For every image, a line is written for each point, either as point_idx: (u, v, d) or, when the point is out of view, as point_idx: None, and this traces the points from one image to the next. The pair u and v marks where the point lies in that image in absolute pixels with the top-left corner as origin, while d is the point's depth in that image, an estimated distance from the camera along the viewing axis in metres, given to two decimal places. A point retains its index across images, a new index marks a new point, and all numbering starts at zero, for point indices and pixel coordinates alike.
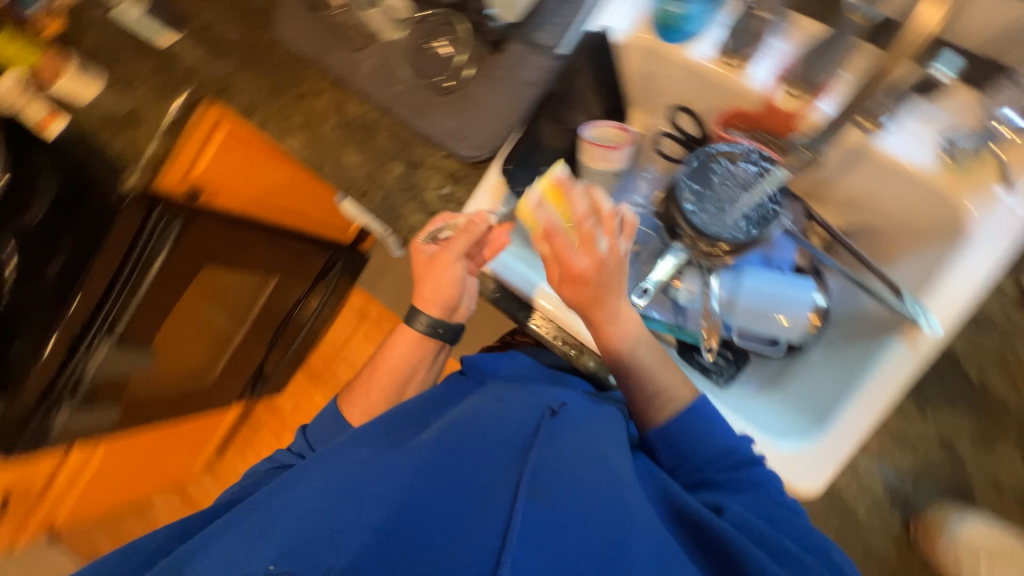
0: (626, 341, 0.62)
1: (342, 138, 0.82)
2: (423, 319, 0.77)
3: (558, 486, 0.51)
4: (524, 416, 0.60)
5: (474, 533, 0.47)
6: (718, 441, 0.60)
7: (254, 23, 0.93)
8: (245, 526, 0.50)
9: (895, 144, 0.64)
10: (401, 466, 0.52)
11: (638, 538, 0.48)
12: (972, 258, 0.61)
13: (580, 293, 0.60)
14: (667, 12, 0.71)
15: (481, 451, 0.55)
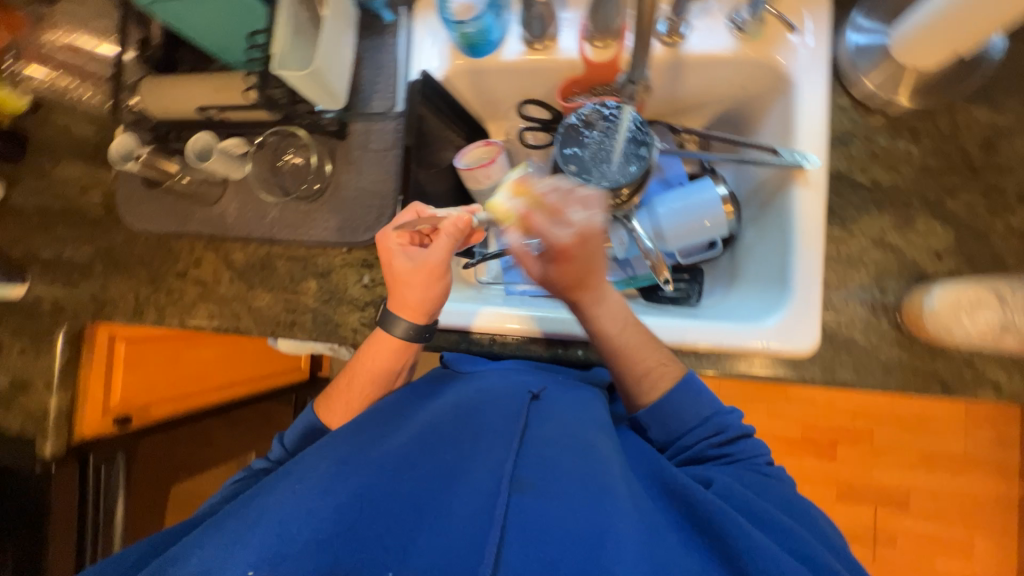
0: (613, 325, 0.63)
1: (245, 287, 0.82)
2: (402, 325, 0.64)
3: (542, 476, 0.50)
4: (509, 400, 0.58)
5: (456, 519, 0.47)
6: (705, 415, 0.61)
7: (100, 231, 0.88)
8: (213, 533, 0.46)
9: (698, 43, 0.70)
10: (382, 463, 0.50)
11: (625, 517, 0.46)
12: (808, 95, 0.67)
13: (567, 268, 0.60)
14: (461, 35, 0.72)
15: (465, 441, 0.54)
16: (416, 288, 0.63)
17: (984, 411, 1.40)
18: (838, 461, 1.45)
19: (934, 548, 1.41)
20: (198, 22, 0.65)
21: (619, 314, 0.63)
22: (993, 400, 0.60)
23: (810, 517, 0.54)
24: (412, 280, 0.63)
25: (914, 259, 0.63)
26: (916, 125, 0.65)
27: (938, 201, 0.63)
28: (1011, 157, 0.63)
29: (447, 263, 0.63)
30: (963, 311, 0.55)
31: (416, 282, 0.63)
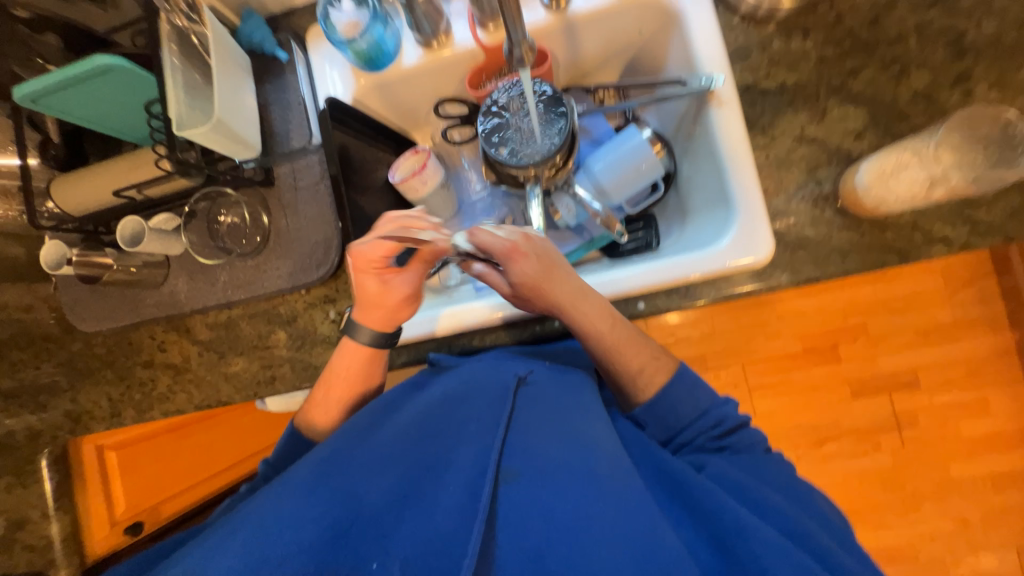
0: (602, 323, 0.62)
1: (216, 356, 0.81)
2: (369, 334, 0.67)
3: (529, 463, 0.50)
4: (496, 386, 0.57)
5: (440, 508, 0.46)
6: (704, 407, 0.61)
7: (57, 345, 0.86)
8: (200, 547, 0.44)
9: (584, 3, 0.72)
10: (369, 459, 0.50)
11: (609, 501, 0.48)
12: (699, 22, 0.68)
13: (521, 263, 0.63)
14: (356, 53, 0.72)
15: (452, 430, 0.53)
16: (382, 311, 0.66)
17: (962, 275, 1.45)
18: (843, 362, 1.49)
19: (954, 416, 1.46)
20: (90, 109, 0.64)
21: (604, 313, 0.63)
22: (947, 254, 0.63)
23: (790, 489, 0.56)
24: (383, 305, 0.66)
25: (838, 145, 0.65)
26: (803, 22, 0.68)
27: (843, 86, 0.66)
28: (897, 26, 0.65)
29: (417, 291, 0.68)
30: (887, 176, 0.56)
31: (383, 307, 0.66)
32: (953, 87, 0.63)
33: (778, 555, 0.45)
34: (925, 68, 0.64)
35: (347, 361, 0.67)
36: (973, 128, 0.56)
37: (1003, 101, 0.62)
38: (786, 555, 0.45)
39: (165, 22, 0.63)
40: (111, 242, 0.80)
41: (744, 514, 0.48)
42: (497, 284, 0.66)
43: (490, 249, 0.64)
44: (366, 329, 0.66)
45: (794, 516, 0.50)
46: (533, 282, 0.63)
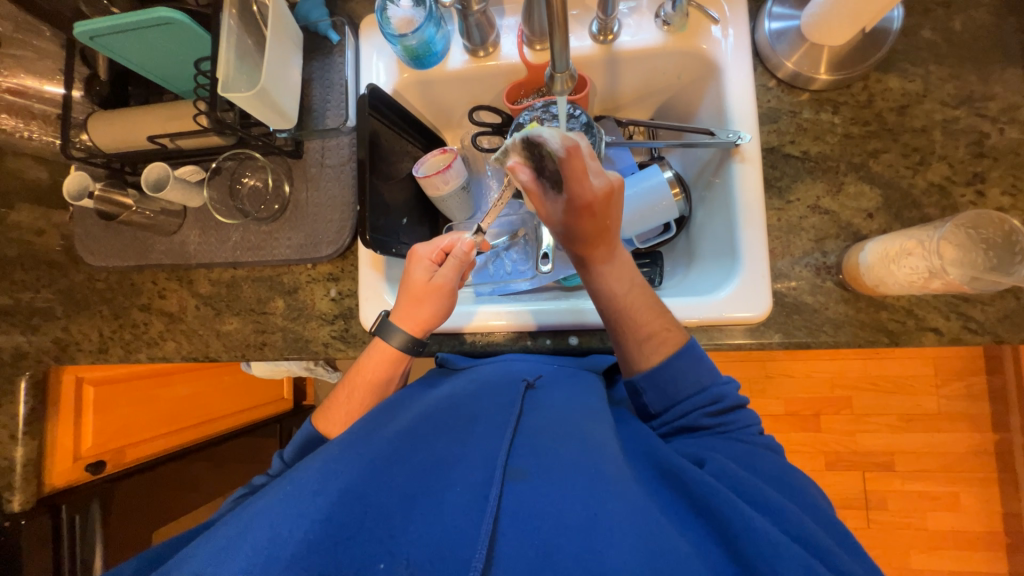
0: (623, 285, 0.66)
1: (212, 312, 0.82)
2: (399, 336, 0.67)
3: (537, 464, 0.50)
4: (503, 395, 0.60)
5: (449, 507, 0.47)
6: (704, 384, 0.61)
7: (60, 272, 0.87)
8: (204, 544, 0.44)
9: (630, 40, 0.74)
10: (377, 455, 0.50)
11: (619, 501, 0.47)
12: (737, 79, 0.71)
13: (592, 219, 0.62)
14: (405, 48, 0.74)
15: (459, 431, 0.55)
16: (408, 305, 0.67)
17: (953, 367, 1.46)
18: (822, 431, 1.49)
19: (925, 505, 1.45)
20: (142, 54, 0.66)
21: (624, 278, 0.66)
22: (937, 343, 0.64)
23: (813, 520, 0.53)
24: (407, 303, 0.67)
25: (849, 221, 0.67)
26: (835, 98, 0.70)
27: (863, 165, 0.68)
28: (924, 118, 0.67)
29: (444, 280, 0.67)
30: (891, 262, 0.58)
31: (410, 302, 0.67)
32: (968, 185, 0.65)
33: (788, 558, 0.43)
34: (945, 162, 0.66)
35: (373, 358, 0.67)
36: (978, 230, 0.58)
37: (1012, 208, 0.64)
38: (794, 556, 0.43)
39: None
40: (134, 182, 0.82)
41: (744, 509, 0.46)
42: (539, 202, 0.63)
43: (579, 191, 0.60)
44: (394, 328, 0.67)
45: (800, 518, 0.47)
46: (586, 236, 0.64)
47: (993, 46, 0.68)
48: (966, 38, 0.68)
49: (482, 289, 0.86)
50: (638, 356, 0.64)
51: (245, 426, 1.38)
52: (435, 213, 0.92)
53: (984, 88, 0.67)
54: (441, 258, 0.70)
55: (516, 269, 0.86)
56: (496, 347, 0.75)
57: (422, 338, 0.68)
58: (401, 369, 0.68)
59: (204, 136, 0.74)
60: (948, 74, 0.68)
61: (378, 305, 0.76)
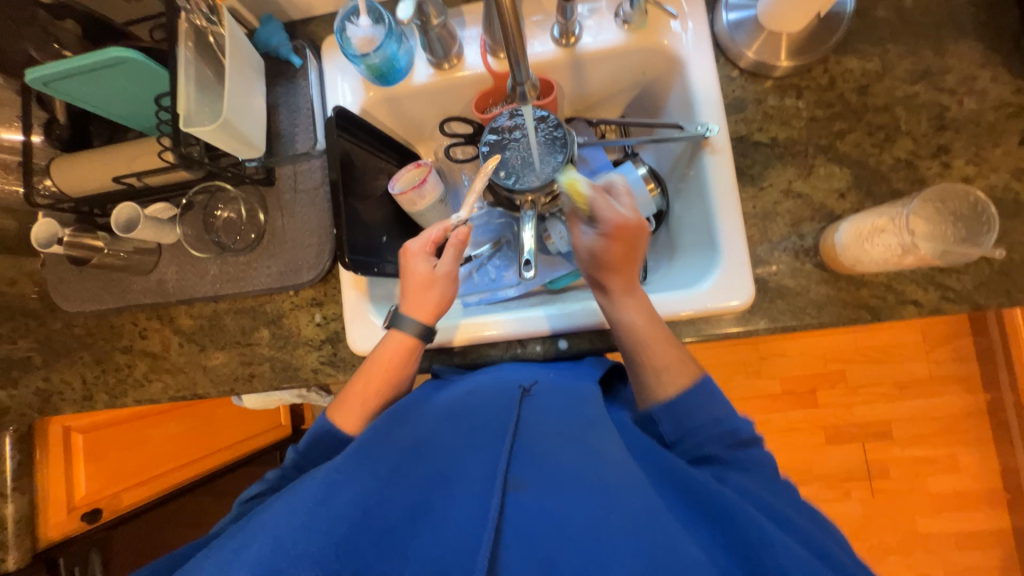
0: (640, 317, 0.65)
1: (197, 348, 0.81)
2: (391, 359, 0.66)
3: (540, 474, 0.50)
4: (505, 399, 0.58)
5: (452, 519, 0.48)
6: (717, 415, 0.59)
7: (36, 321, 0.85)
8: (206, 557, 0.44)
9: (592, 42, 0.74)
10: (381, 471, 0.50)
11: (621, 509, 0.46)
12: (701, 73, 0.71)
13: (612, 244, 0.66)
14: (369, 67, 0.73)
15: (463, 439, 0.55)
16: (419, 295, 0.67)
17: (939, 332, 1.49)
18: (820, 406, 1.51)
19: (925, 470, 1.48)
20: (99, 95, 0.64)
21: (644, 311, 0.66)
22: (917, 316, 0.65)
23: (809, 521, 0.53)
24: (417, 295, 0.67)
25: (822, 202, 0.68)
26: (798, 83, 0.71)
27: (831, 146, 0.69)
28: (885, 96, 0.69)
29: (446, 272, 0.68)
30: (864, 240, 0.58)
31: (421, 291, 0.67)
32: (933, 158, 0.66)
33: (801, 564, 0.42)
34: (909, 137, 0.67)
35: (382, 351, 0.67)
36: (946, 204, 0.59)
37: (977, 176, 0.65)
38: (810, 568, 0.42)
39: (184, 20, 0.63)
40: (104, 225, 0.81)
41: (765, 521, 0.45)
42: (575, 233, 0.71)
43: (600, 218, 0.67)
44: (406, 320, 0.67)
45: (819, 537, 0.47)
46: (610, 263, 0.66)
47: (944, 20, 0.69)
48: (918, 14, 0.69)
49: (469, 300, 0.85)
50: (654, 385, 0.63)
51: (247, 455, 1.37)
52: (415, 228, 0.91)
53: (939, 62, 0.68)
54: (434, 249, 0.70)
55: (505, 276, 0.86)
56: (487, 357, 0.75)
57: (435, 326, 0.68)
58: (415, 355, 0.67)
59: (172, 172, 0.73)
60: (903, 50, 0.69)
61: (365, 326, 0.75)
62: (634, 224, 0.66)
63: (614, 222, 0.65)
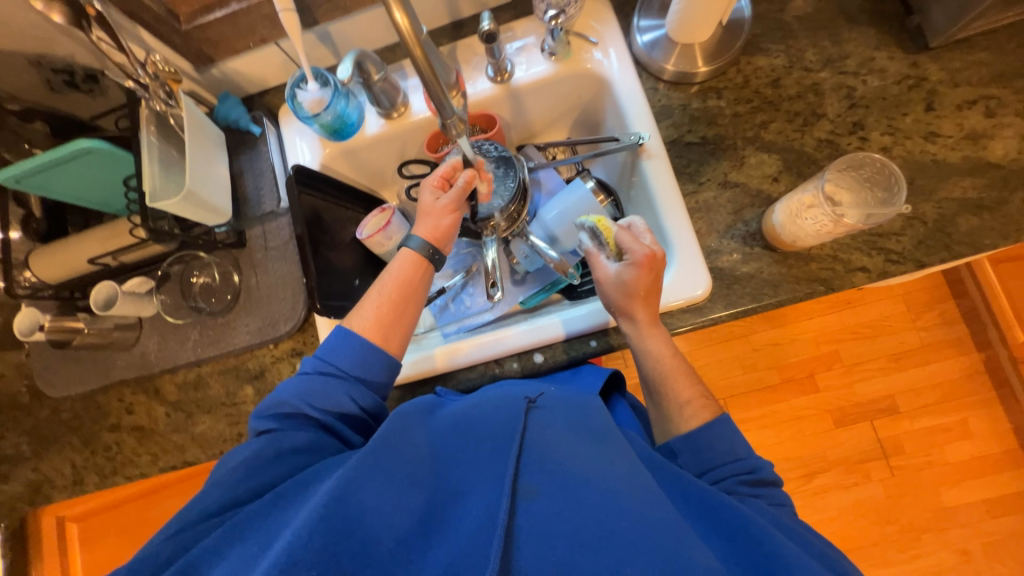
0: (661, 350, 0.66)
1: (183, 415, 0.81)
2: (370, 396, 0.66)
3: (552, 481, 0.48)
4: (509, 411, 0.56)
5: (463, 528, 0.47)
6: (739, 454, 0.59)
7: (22, 412, 0.85)
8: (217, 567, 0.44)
9: (524, 75, 0.81)
10: (391, 479, 0.48)
11: (632, 516, 0.45)
12: (627, 89, 0.77)
13: (641, 274, 0.64)
14: (322, 125, 0.79)
15: (471, 448, 0.53)
16: (429, 221, 0.72)
17: (921, 299, 1.51)
18: (821, 390, 1.50)
19: (938, 440, 1.46)
20: (69, 185, 0.69)
21: (664, 344, 0.66)
22: (868, 281, 0.68)
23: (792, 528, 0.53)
24: (431, 213, 0.72)
25: (758, 188, 0.72)
26: (717, 85, 0.77)
27: (757, 137, 0.74)
28: (796, 85, 0.75)
29: (447, 202, 0.72)
30: (799, 217, 0.62)
31: (432, 215, 0.72)
32: (851, 134, 0.72)
33: None
34: (826, 118, 0.73)
35: (397, 268, 0.69)
36: (857, 171, 0.66)
37: (894, 145, 0.70)
38: None
39: (145, 108, 0.69)
40: (84, 306, 0.83)
41: (779, 539, 0.47)
42: (597, 266, 0.69)
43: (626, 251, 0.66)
44: (417, 236, 0.71)
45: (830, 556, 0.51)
46: (626, 299, 0.66)
47: (836, 14, 0.76)
48: (812, 12, 0.77)
49: (448, 330, 0.86)
50: (676, 418, 0.64)
51: None
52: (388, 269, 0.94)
53: (839, 49, 0.75)
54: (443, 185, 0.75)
55: (479, 302, 0.88)
56: (468, 382, 0.76)
57: (439, 250, 0.72)
58: (427, 277, 0.71)
59: (143, 247, 0.78)
60: (806, 44, 0.76)
61: None
62: (659, 258, 0.66)
63: (636, 257, 0.64)
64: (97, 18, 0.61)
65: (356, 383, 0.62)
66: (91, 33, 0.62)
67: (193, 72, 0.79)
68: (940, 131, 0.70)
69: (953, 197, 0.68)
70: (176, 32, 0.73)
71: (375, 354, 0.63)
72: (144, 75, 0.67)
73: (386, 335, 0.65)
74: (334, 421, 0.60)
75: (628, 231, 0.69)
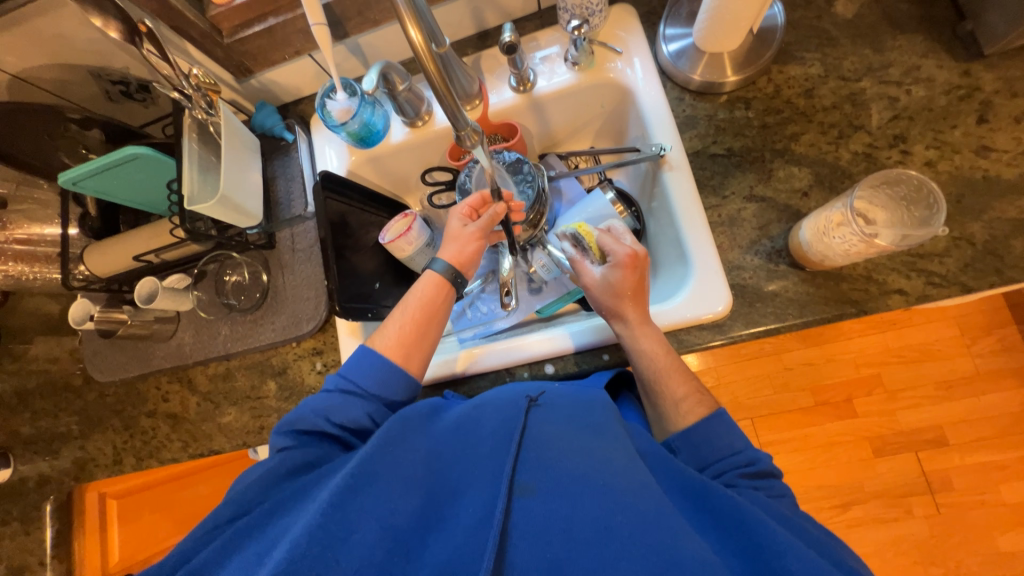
0: (656, 344, 0.65)
1: (211, 405, 0.86)
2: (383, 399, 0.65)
3: (547, 477, 0.48)
4: (508, 410, 0.56)
5: (462, 525, 0.47)
6: (737, 446, 0.58)
7: (73, 394, 0.92)
8: (233, 562, 0.46)
9: (547, 85, 0.80)
10: (392, 477, 0.49)
11: (629, 511, 0.44)
12: (650, 98, 0.76)
13: (625, 274, 0.66)
14: (349, 133, 0.81)
15: (470, 451, 0.53)
16: (455, 245, 0.74)
17: (978, 323, 1.39)
18: (859, 415, 1.41)
19: (992, 478, 1.34)
20: (118, 188, 0.74)
21: (658, 341, 0.65)
22: (905, 305, 0.63)
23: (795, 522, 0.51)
24: (457, 238, 0.74)
25: (786, 203, 0.69)
26: (745, 95, 0.74)
27: (787, 149, 0.71)
28: (832, 96, 0.71)
29: (480, 233, 0.74)
30: (825, 235, 0.59)
31: (459, 240, 0.73)
32: (891, 147, 0.67)
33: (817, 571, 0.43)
34: (864, 131, 0.69)
35: (421, 290, 0.71)
36: (892, 188, 0.62)
37: (940, 159, 0.65)
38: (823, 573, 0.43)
39: (187, 117, 0.74)
40: (130, 299, 0.89)
41: (774, 527, 0.46)
42: (583, 272, 0.70)
43: (609, 253, 0.69)
44: (442, 259, 0.72)
45: (829, 546, 0.49)
46: (616, 302, 0.66)
47: (880, 20, 0.72)
48: (853, 18, 0.73)
49: (464, 335, 0.87)
50: (672, 415, 0.63)
51: None
52: (408, 273, 0.96)
53: (880, 58, 0.70)
54: (473, 212, 0.76)
55: (495, 308, 0.88)
56: (479, 389, 0.77)
57: (463, 274, 0.73)
58: (449, 297, 0.72)
59: (183, 246, 0.82)
60: (844, 52, 0.72)
61: None
62: (643, 257, 0.68)
63: (619, 258, 0.67)
64: (147, 35, 0.66)
65: (374, 401, 0.63)
66: (141, 47, 0.66)
67: (233, 82, 0.84)
68: (994, 145, 0.65)
69: (1006, 217, 0.62)
70: (218, 45, 0.77)
71: (394, 372, 0.64)
72: (187, 87, 0.70)
73: (405, 355, 0.66)
74: (348, 437, 0.61)
75: (608, 233, 0.72)
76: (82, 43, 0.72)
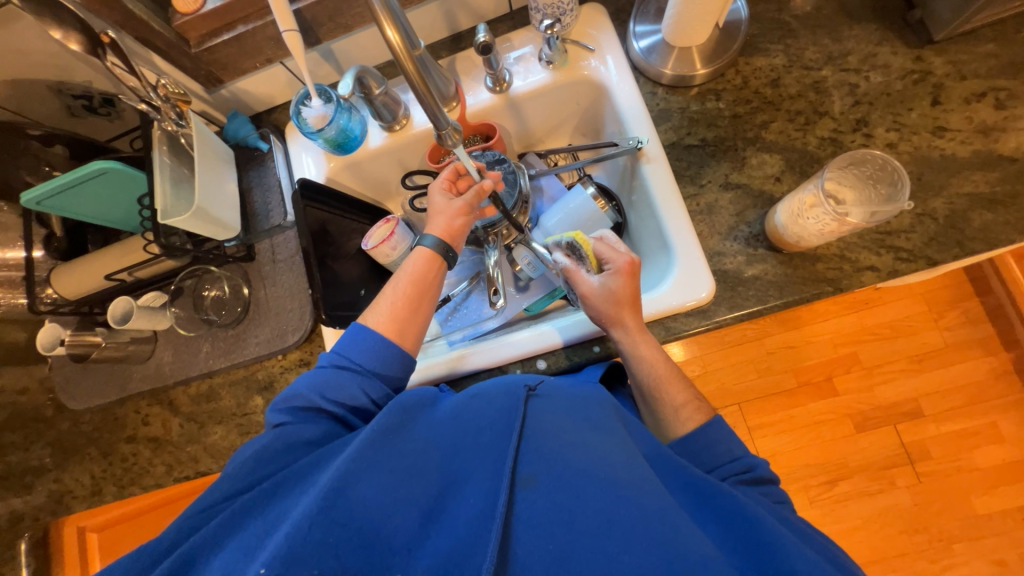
0: (650, 352, 0.66)
1: (195, 425, 0.83)
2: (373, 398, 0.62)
3: (550, 469, 0.47)
4: (504, 402, 0.55)
5: (463, 516, 0.46)
6: (736, 454, 0.59)
7: (46, 425, 0.88)
8: (231, 540, 0.46)
9: (522, 84, 0.81)
10: (392, 468, 0.47)
11: (631, 504, 0.45)
12: (624, 94, 0.77)
13: (624, 282, 0.66)
14: (326, 140, 0.80)
15: (466, 441, 0.52)
16: (442, 218, 0.73)
17: (943, 298, 1.46)
18: (840, 394, 1.46)
19: (967, 444, 1.40)
20: (85, 205, 0.71)
21: (650, 346, 0.66)
22: (877, 280, 0.66)
23: (798, 528, 0.52)
24: (443, 212, 0.73)
25: (761, 188, 0.72)
26: (715, 87, 0.76)
27: (758, 137, 0.73)
28: (796, 85, 0.74)
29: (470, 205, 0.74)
30: (801, 216, 0.62)
31: (445, 214, 0.73)
32: (854, 131, 0.71)
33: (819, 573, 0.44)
34: (828, 116, 0.72)
35: (412, 265, 0.70)
36: (859, 168, 0.66)
37: (900, 141, 0.69)
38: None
39: (156, 129, 0.72)
40: (103, 321, 0.86)
41: (777, 528, 0.47)
42: (580, 280, 0.69)
43: (605, 261, 0.69)
44: (431, 234, 0.72)
45: (824, 543, 0.51)
46: (609, 305, 0.66)
47: (837, 11, 0.75)
48: (811, 11, 0.76)
49: (454, 338, 0.86)
50: (672, 423, 0.64)
51: None
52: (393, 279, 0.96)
53: (839, 47, 0.74)
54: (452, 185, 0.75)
55: (483, 309, 0.88)
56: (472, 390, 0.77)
57: (454, 247, 0.73)
58: (440, 272, 0.71)
59: (157, 262, 0.80)
60: (805, 43, 0.75)
61: None
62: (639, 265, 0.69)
63: (615, 266, 0.67)
64: (110, 46, 0.64)
65: (371, 376, 0.61)
66: (104, 59, 0.65)
67: (203, 93, 0.83)
68: (948, 125, 0.68)
69: (964, 192, 0.66)
70: (187, 55, 0.75)
71: (388, 348, 0.63)
72: (156, 98, 0.69)
73: (401, 331, 0.66)
74: (345, 414, 0.60)
75: (603, 241, 0.72)
76: (40, 57, 0.70)
